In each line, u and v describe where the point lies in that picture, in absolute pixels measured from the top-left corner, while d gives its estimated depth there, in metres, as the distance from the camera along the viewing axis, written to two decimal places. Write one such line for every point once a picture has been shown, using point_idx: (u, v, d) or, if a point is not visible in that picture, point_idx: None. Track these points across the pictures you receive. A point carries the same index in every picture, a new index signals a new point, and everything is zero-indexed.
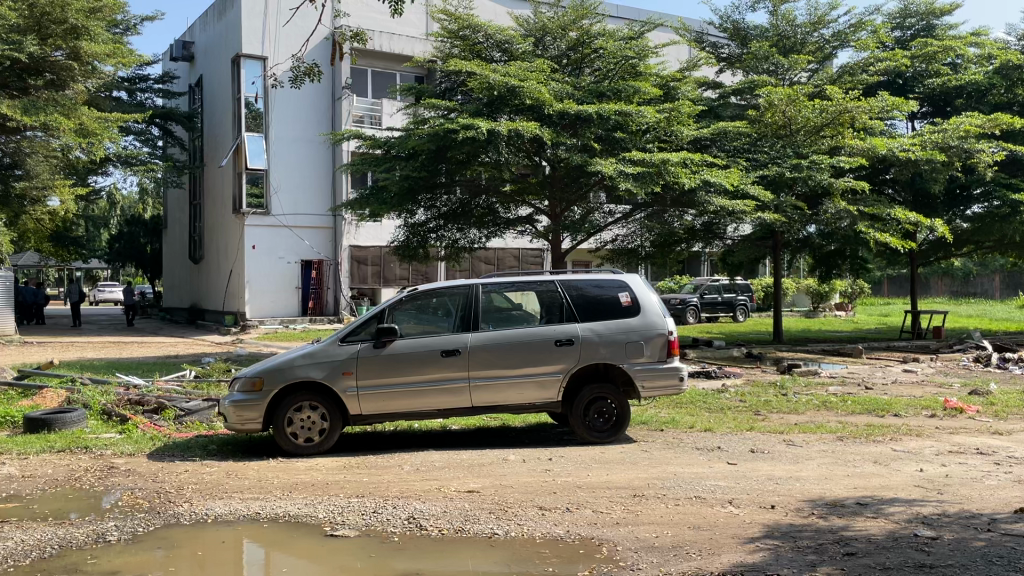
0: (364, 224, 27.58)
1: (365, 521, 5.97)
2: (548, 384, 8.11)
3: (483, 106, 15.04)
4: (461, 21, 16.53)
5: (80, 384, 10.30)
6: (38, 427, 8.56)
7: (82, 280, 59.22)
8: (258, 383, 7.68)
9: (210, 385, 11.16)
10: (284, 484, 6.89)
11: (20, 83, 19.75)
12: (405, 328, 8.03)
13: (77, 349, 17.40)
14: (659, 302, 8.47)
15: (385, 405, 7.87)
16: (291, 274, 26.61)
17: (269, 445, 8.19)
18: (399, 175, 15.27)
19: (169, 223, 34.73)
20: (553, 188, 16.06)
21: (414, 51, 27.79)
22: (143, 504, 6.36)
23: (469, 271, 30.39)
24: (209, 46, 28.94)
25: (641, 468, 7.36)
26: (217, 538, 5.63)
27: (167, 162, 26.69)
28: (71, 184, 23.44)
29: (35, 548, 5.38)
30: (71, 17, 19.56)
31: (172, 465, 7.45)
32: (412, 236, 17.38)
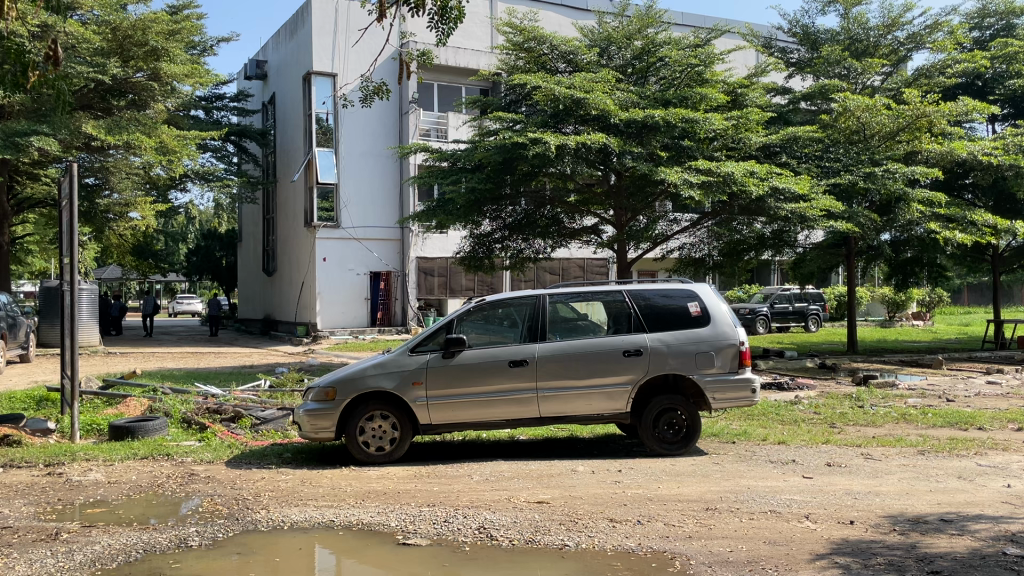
0: (431, 236, 27.90)
1: (436, 530, 6.02)
2: (617, 396, 8.04)
3: (549, 117, 15.15)
4: (526, 33, 16.61)
5: (161, 394, 10.67)
6: (122, 435, 8.86)
7: (162, 292, 61.35)
8: (331, 392, 7.83)
9: (284, 394, 11.42)
10: (357, 492, 7.00)
11: (103, 103, 20.81)
12: (472, 338, 8.10)
13: (157, 360, 18.03)
14: (729, 312, 8.33)
15: (453, 416, 7.93)
16: (360, 285, 27.07)
17: (341, 454, 8.34)
18: (465, 188, 15.40)
19: (244, 236, 35.77)
20: (618, 198, 16.00)
21: (479, 64, 27.93)
22: (222, 511, 6.54)
23: (533, 282, 30.46)
24: (281, 65, 29.77)
25: (713, 481, 7.24)
26: (292, 545, 5.74)
27: (241, 178, 27.50)
28: (151, 200, 24.34)
29: (121, 552, 5.58)
30: (151, 40, 20.28)
31: (250, 473, 7.65)
32: (478, 248, 17.48)
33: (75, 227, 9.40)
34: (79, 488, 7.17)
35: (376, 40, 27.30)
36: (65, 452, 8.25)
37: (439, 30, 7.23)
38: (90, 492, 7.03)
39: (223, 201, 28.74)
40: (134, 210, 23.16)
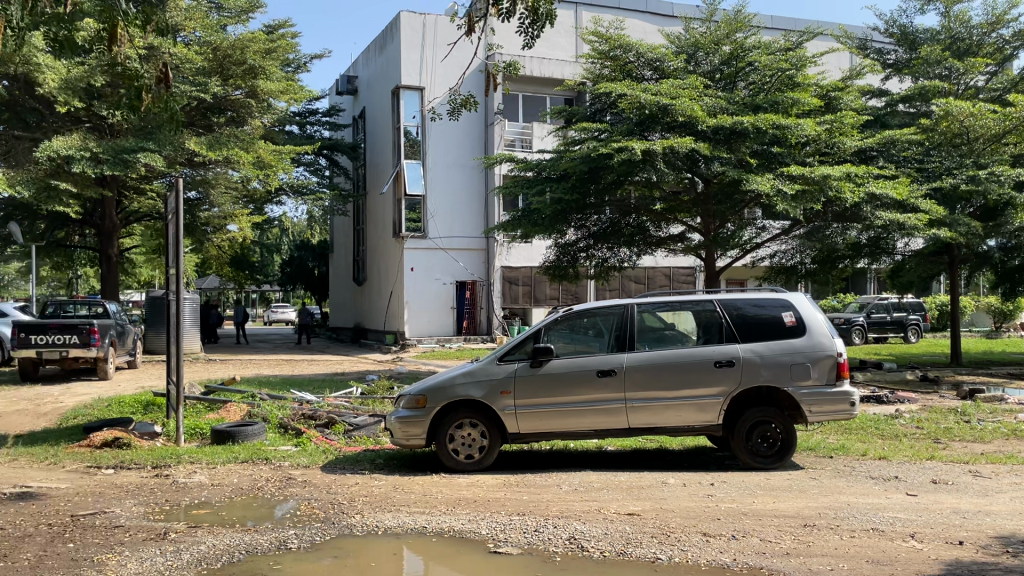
0: (515, 245, 28.05)
1: (526, 539, 6.03)
2: (709, 407, 7.90)
3: (634, 125, 15.12)
4: (611, 42, 16.62)
5: (259, 400, 11.04)
6: (224, 439, 9.21)
7: (257, 302, 63.63)
8: (422, 400, 7.97)
9: (375, 401, 11.65)
10: (447, 499, 7.08)
11: (205, 120, 22.01)
12: (559, 347, 8.10)
13: (254, 366, 18.68)
14: (826, 322, 8.09)
15: (541, 425, 7.94)
16: (446, 294, 27.41)
17: (432, 462, 8.45)
18: (551, 198, 15.50)
19: (335, 247, 36.77)
20: (705, 205, 15.66)
21: (564, 74, 28.07)
22: (318, 515, 6.72)
23: (618, 291, 30.24)
24: (370, 80, 30.54)
25: (810, 496, 7.02)
26: (386, 550, 5.85)
27: (333, 191, 28.32)
28: (249, 212, 25.26)
29: (224, 553, 5.79)
30: (250, 59, 21.17)
31: (344, 478, 7.83)
32: (562, 257, 17.51)
33: (182, 240, 9.84)
34: (186, 489, 7.50)
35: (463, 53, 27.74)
36: (171, 454, 8.63)
37: (530, 35, 7.21)
38: (195, 494, 7.33)
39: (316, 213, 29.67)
40: (232, 222, 24.06)
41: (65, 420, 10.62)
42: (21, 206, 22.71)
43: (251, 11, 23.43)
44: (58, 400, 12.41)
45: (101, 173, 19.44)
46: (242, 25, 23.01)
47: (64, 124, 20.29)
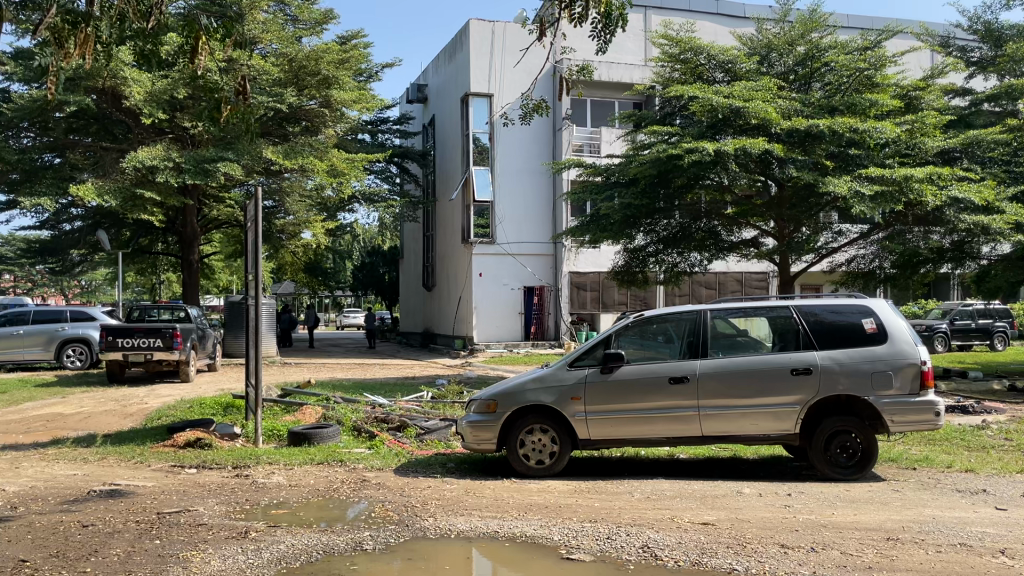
0: (583, 250, 27.96)
1: (599, 546, 5.99)
2: (785, 416, 7.72)
3: (706, 128, 15.00)
4: (682, 45, 16.52)
5: (333, 403, 11.25)
6: (300, 441, 9.42)
7: (330, 306, 65.04)
8: (492, 405, 8.03)
9: (445, 405, 11.76)
10: (519, 505, 7.10)
11: (281, 129, 22.54)
12: (630, 353, 8.05)
13: (327, 370, 19.04)
14: (909, 329, 7.84)
15: (613, 432, 7.88)
16: (514, 299, 27.49)
17: (503, 466, 8.50)
18: (619, 204, 15.49)
19: (405, 253, 37.33)
20: (778, 209, 15.32)
21: (633, 78, 27.96)
22: (392, 517, 6.82)
23: (688, 296, 29.85)
24: (440, 88, 30.89)
25: (893, 509, 6.81)
26: (458, 553, 5.89)
27: (403, 198, 28.75)
28: (322, 219, 25.73)
29: (303, 552, 5.92)
30: (324, 69, 21.66)
31: (417, 481, 7.93)
32: (632, 262, 17.45)
33: (260, 247, 10.12)
34: (264, 489, 7.70)
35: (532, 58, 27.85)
36: (250, 455, 8.88)
37: (602, 39, 7.16)
38: (273, 494, 7.52)
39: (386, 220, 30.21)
40: (307, 229, 24.42)
41: (151, 420, 11.03)
42: (109, 214, 23.73)
43: (325, 23, 24.02)
44: (143, 401, 12.91)
45: (183, 182, 20.20)
46: (317, 36, 23.60)
47: (148, 135, 21.16)
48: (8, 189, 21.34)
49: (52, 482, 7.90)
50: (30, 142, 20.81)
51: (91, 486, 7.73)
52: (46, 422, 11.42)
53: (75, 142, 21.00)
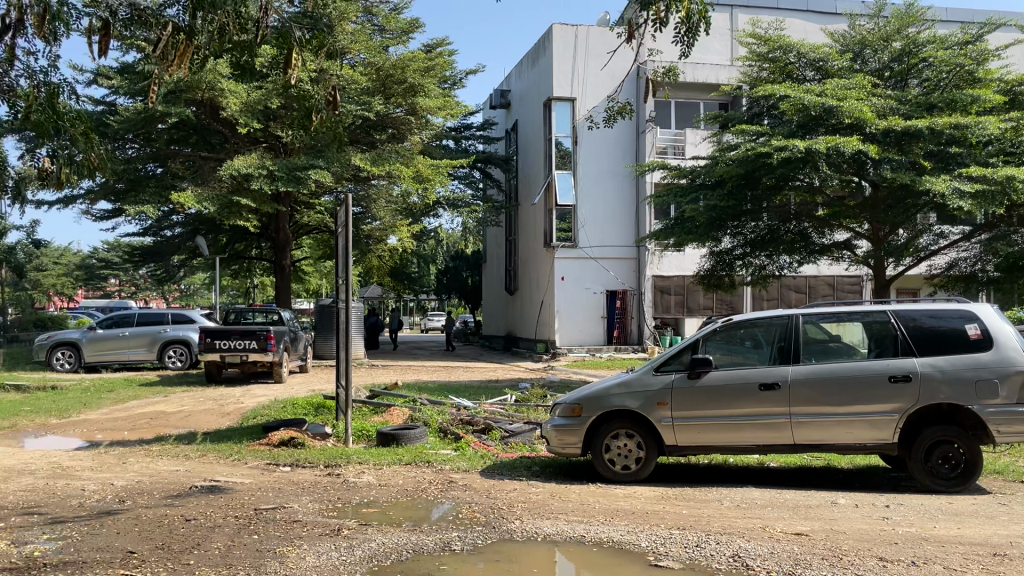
0: (668, 254, 27.67)
1: (688, 554, 5.91)
2: (883, 424, 7.46)
3: (796, 128, 14.70)
4: (771, 43, 16.30)
5: (420, 405, 11.44)
6: (389, 441, 9.61)
7: (414, 310, 66.22)
8: (578, 409, 8.04)
9: (530, 409, 11.81)
10: (606, 510, 7.07)
11: (369, 137, 23.31)
12: (718, 359, 7.94)
13: (413, 372, 19.35)
14: (1016, 335, 7.45)
15: (701, 438, 7.77)
16: (597, 303, 27.36)
17: (588, 471, 8.49)
18: (704, 206, 15.36)
19: (487, 258, 37.70)
20: (873, 210, 14.77)
21: (719, 78, 27.55)
22: (480, 518, 6.88)
23: (776, 299, 29.18)
24: (523, 92, 31.03)
25: (1000, 524, 6.49)
26: (543, 556, 5.91)
27: (485, 203, 29.03)
28: (408, 224, 26.16)
29: (393, 551, 6.04)
30: (410, 77, 22.03)
31: (503, 484, 7.99)
32: (718, 265, 17.25)
33: (351, 252, 10.37)
34: (355, 488, 7.89)
35: (616, 61, 27.66)
36: (341, 455, 9.10)
37: (684, 43, 6.95)
38: (364, 493, 7.70)
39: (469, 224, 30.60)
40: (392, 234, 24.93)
41: (247, 419, 11.43)
42: (207, 220, 24.81)
43: (411, 31, 24.49)
44: (239, 401, 13.41)
45: (276, 190, 20.91)
46: (403, 45, 24.10)
47: (244, 145, 22.00)
48: (116, 198, 22.54)
49: (157, 477, 8.29)
50: (135, 153, 21.93)
51: (193, 481, 8.07)
52: (150, 419, 11.99)
53: (176, 153, 22.03)
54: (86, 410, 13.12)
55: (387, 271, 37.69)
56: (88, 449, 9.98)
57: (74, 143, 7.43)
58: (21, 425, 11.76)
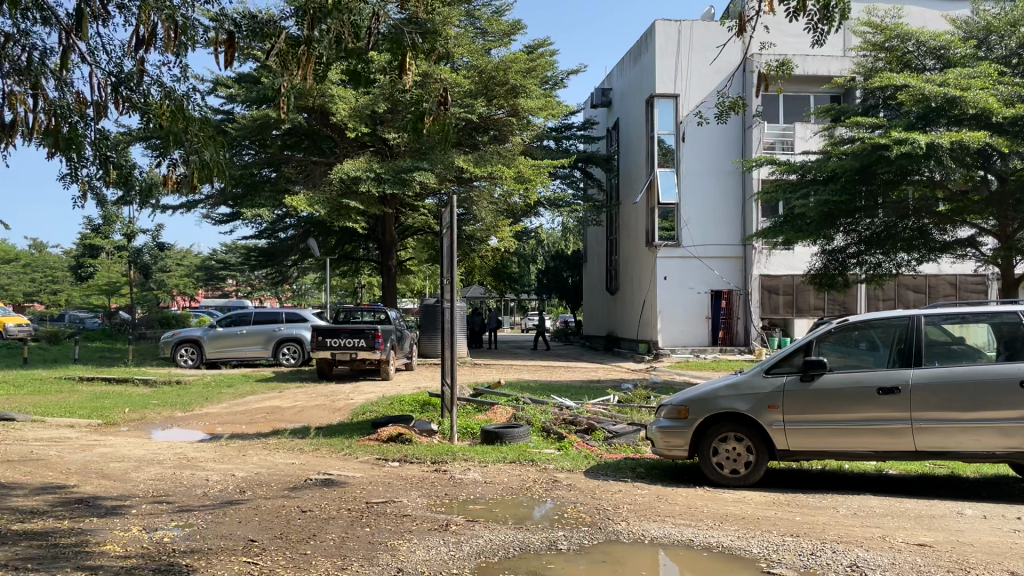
0: (777, 252, 26.84)
1: (802, 562, 5.73)
2: (1014, 432, 7.00)
3: (915, 120, 14.08)
4: (887, 32, 15.85)
5: (523, 404, 11.51)
6: (493, 439, 9.74)
7: (515, 310, 66.63)
8: (684, 411, 7.93)
9: (634, 410, 11.69)
10: (714, 513, 6.93)
11: (472, 139, 23.67)
12: (833, 361, 7.68)
13: (516, 371, 19.48)
14: None
15: (814, 443, 7.52)
16: (701, 303, 26.87)
17: (695, 474, 8.36)
18: (816, 201, 15.02)
19: (589, 257, 37.60)
20: (1000, 206, 13.87)
21: (831, 70, 26.55)
22: (585, 519, 6.87)
23: (893, 300, 27.90)
24: (624, 91, 30.78)
25: None
26: (650, 559, 5.85)
27: (586, 202, 29.00)
28: (510, 224, 26.38)
29: (501, 548, 6.10)
30: (512, 79, 22.20)
31: (608, 484, 7.95)
32: (830, 263, 16.67)
33: (457, 253, 10.48)
34: (462, 485, 8.01)
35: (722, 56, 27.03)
36: (447, 452, 9.27)
37: (819, 33, 6.72)
38: (471, 490, 7.80)
39: (569, 224, 30.61)
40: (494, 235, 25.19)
41: (356, 415, 11.78)
42: (318, 223, 25.77)
43: (513, 33, 24.65)
44: (349, 397, 13.82)
45: (383, 192, 21.50)
46: (505, 47, 24.30)
47: (353, 149, 22.68)
48: (233, 203, 23.67)
49: (274, 469, 8.65)
50: (251, 158, 22.98)
51: (308, 474, 8.39)
52: (267, 414, 12.52)
53: (289, 158, 22.96)
54: (208, 404, 13.81)
55: (487, 271, 38.13)
56: (211, 441, 10.51)
57: (201, 149, 7.74)
58: (150, 417, 12.51)
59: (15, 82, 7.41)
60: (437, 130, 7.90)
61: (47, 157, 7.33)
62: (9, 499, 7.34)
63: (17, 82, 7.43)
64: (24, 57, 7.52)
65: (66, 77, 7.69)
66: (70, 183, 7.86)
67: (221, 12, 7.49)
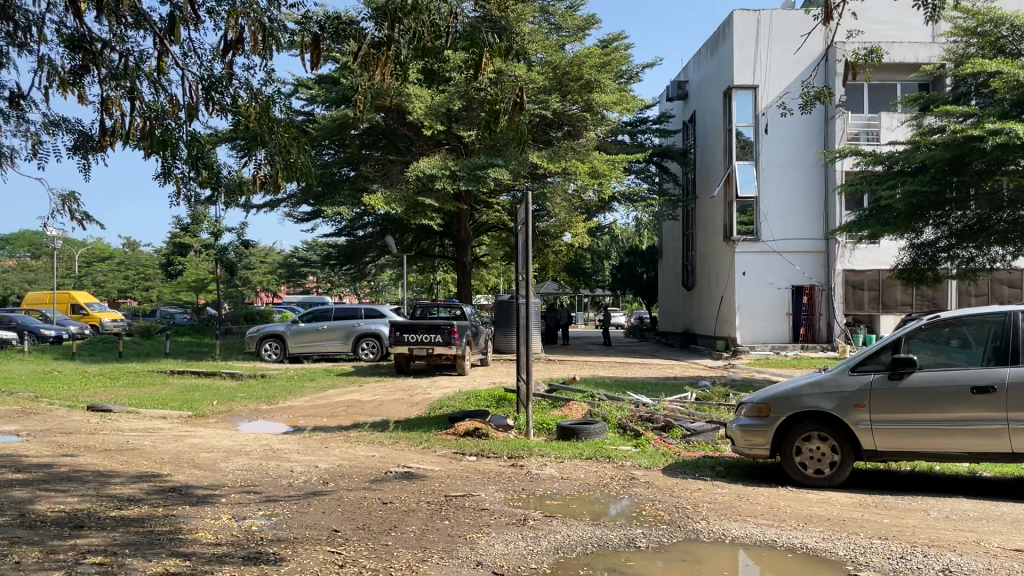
0: (861, 246, 26.01)
1: (891, 565, 5.54)
2: None
3: (1010, 107, 13.43)
4: (979, 16, 15.12)
5: (599, 400, 11.47)
6: (569, 435, 9.75)
7: (590, 307, 66.45)
8: (765, 409, 7.78)
9: (712, 407, 11.51)
10: (798, 514, 6.77)
11: (546, 135, 23.66)
12: (922, 359, 7.39)
13: (591, 368, 19.42)
14: None
15: (904, 444, 7.26)
16: (781, 300, 26.24)
17: (777, 473, 8.19)
18: (902, 193, 14.46)
19: (664, 253, 37.17)
20: None
21: (919, 57, 25.58)
22: (664, 516, 6.81)
23: (987, 295, 26.81)
24: (701, 84, 30.29)
25: None
26: (730, 558, 5.75)
27: (662, 197, 28.64)
28: (584, 220, 26.29)
29: (579, 544, 6.10)
30: (586, 74, 22.16)
31: (687, 483, 7.86)
32: (919, 258, 16.28)
33: (530, 249, 10.44)
34: (539, 480, 8.04)
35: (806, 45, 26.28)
36: (524, 447, 9.31)
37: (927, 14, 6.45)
38: (547, 486, 7.81)
39: (644, 219, 30.29)
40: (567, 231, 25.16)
41: (434, 409, 11.94)
42: (395, 221, 26.24)
43: (587, 28, 24.54)
44: (427, 392, 14.00)
45: (458, 189, 21.73)
46: (579, 42, 24.24)
47: (429, 147, 23.02)
48: (314, 201, 24.28)
49: (356, 461, 8.85)
50: (331, 158, 23.53)
51: (388, 467, 8.55)
52: (347, 407, 12.81)
53: (367, 157, 23.43)
54: (292, 398, 14.20)
55: (561, 267, 38.05)
56: (295, 433, 10.82)
57: (286, 148, 7.93)
58: (236, 410, 12.95)
59: (112, 86, 7.74)
60: (514, 127, 7.94)
61: (144, 158, 7.64)
62: (108, 486, 7.71)
63: (114, 87, 7.76)
64: (121, 63, 7.83)
65: (161, 80, 7.98)
66: (164, 183, 8.17)
67: (305, 15, 7.68)
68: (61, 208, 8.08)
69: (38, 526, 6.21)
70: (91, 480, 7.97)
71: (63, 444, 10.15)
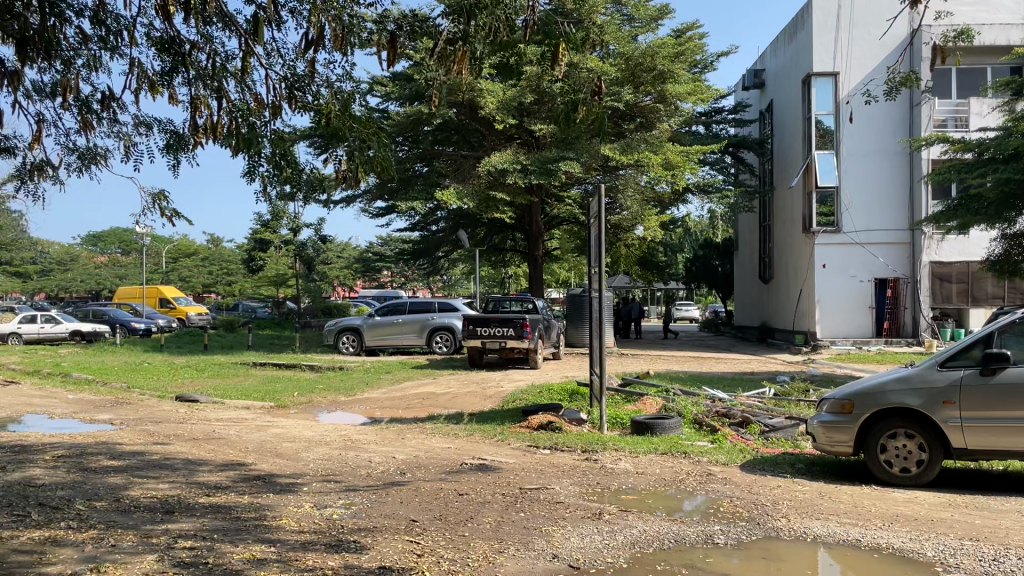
0: (948, 237, 25.02)
1: (983, 568, 5.32)
2: None
3: None
4: None
5: (673, 394, 11.36)
6: (643, 430, 9.69)
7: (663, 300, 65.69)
8: (848, 405, 7.59)
9: (791, 403, 11.28)
10: (883, 514, 6.56)
11: (618, 127, 23.53)
12: (1017, 354, 7.08)
13: (665, 362, 19.25)
14: None
15: (995, 442, 6.97)
16: (863, 293, 25.45)
17: (861, 471, 7.96)
18: (994, 181, 13.80)
19: (739, 245, 36.49)
20: None
21: (1010, 39, 24.41)
22: (742, 513, 6.70)
23: None
24: (778, 72, 29.58)
25: None
26: (810, 557, 5.62)
27: (737, 188, 28.11)
28: (656, 213, 26.01)
29: (655, 539, 6.06)
30: (659, 64, 21.94)
31: (765, 479, 7.71)
32: (1012, 249, 15.67)
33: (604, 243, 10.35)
34: (614, 474, 8.02)
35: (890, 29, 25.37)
36: (598, 441, 9.30)
37: None
38: (621, 480, 7.79)
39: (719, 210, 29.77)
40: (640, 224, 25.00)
41: (507, 402, 12.02)
42: (467, 215, 26.53)
43: (660, 18, 24.25)
44: (500, 385, 14.11)
45: (529, 183, 21.81)
46: (652, 33, 23.97)
47: (501, 142, 23.20)
48: (388, 197, 24.72)
49: (432, 453, 8.99)
50: (405, 154, 23.90)
51: (463, 459, 8.65)
52: (422, 400, 13.01)
53: (440, 153, 23.72)
54: (369, 390, 14.50)
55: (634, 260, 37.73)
56: (372, 424, 11.04)
57: (367, 144, 8.09)
58: (316, 401, 13.30)
59: (200, 86, 8.03)
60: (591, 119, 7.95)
61: (231, 156, 7.90)
62: (197, 474, 8.02)
63: (202, 87, 8.05)
64: (208, 63, 8.11)
65: (246, 78, 8.22)
66: (250, 180, 8.45)
67: (384, 13, 7.80)
68: (153, 206, 8.40)
69: (133, 511, 6.51)
70: (181, 467, 8.32)
71: (154, 432, 10.62)
